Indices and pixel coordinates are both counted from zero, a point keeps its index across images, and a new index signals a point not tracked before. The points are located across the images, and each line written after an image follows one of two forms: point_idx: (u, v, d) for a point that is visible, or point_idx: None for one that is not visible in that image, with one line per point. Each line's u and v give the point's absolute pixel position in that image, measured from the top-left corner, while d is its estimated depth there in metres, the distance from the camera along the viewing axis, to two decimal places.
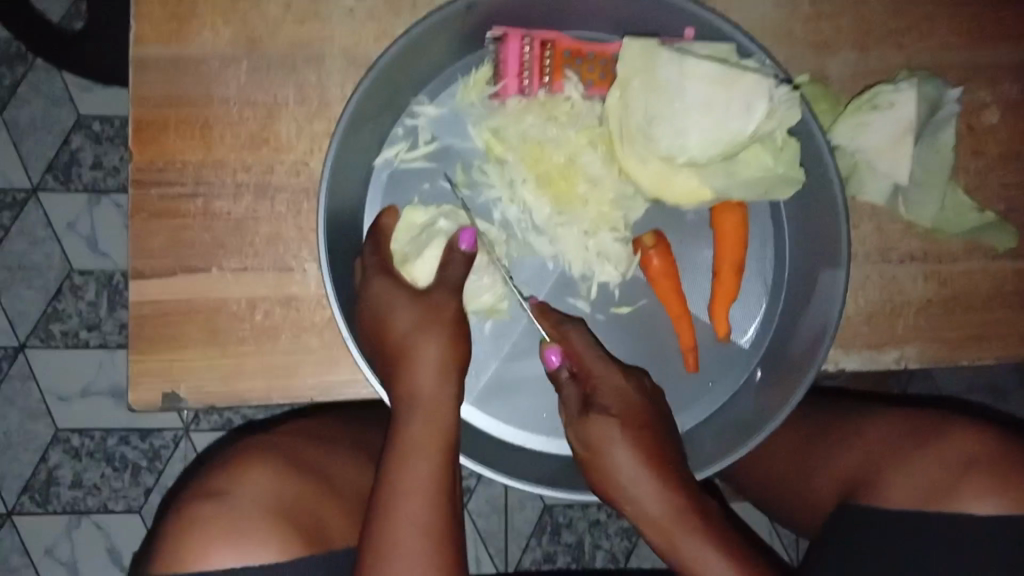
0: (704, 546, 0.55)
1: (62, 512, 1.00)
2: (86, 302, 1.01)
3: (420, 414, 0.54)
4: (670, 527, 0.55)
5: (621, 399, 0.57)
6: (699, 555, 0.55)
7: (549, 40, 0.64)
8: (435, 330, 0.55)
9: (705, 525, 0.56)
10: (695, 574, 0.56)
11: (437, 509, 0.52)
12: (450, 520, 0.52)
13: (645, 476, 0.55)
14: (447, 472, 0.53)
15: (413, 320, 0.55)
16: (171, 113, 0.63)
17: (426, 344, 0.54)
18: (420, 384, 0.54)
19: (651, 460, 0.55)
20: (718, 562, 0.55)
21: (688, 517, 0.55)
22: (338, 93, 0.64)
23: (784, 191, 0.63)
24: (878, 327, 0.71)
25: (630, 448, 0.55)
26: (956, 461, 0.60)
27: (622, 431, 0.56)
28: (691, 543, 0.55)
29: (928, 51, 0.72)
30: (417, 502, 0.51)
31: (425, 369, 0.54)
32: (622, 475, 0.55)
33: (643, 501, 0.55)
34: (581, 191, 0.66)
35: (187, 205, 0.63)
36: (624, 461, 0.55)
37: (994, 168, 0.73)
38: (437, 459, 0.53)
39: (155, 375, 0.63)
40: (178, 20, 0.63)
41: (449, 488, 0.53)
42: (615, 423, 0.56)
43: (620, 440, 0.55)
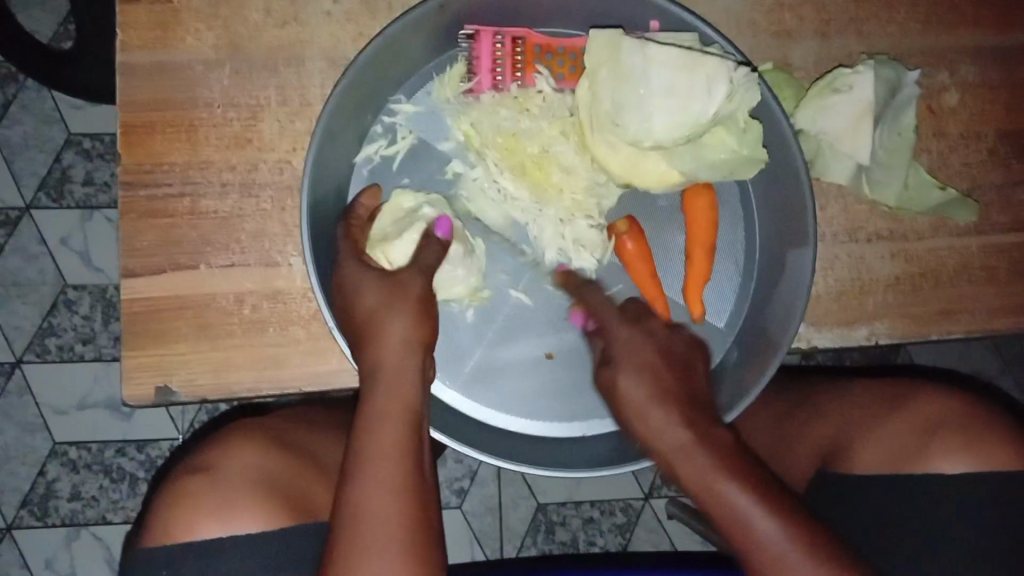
0: (728, 484, 0.53)
1: (61, 524, 1.01)
2: (80, 315, 1.03)
3: (384, 388, 0.54)
4: (678, 460, 0.55)
5: (640, 353, 0.60)
6: (723, 487, 0.53)
7: (520, 37, 0.67)
8: (401, 307, 0.56)
9: (721, 454, 0.54)
10: (725, 515, 0.53)
11: (405, 479, 0.52)
12: (420, 489, 0.53)
13: (658, 407, 0.56)
14: (411, 445, 0.54)
15: (381, 299, 0.56)
16: (156, 117, 0.66)
17: (391, 322, 0.55)
18: (379, 358, 0.55)
19: (662, 393, 0.57)
20: (738, 491, 0.53)
21: (702, 443, 0.54)
22: (318, 93, 0.67)
23: (748, 171, 0.66)
24: (849, 304, 0.73)
25: (639, 381, 0.58)
26: (921, 426, 0.64)
27: (631, 372, 0.58)
28: (707, 469, 0.53)
29: (887, 38, 0.75)
30: (385, 470, 0.52)
31: (388, 341, 0.55)
32: (638, 411, 0.57)
33: (666, 441, 0.55)
34: (556, 180, 0.68)
35: (174, 205, 0.66)
36: (637, 396, 0.57)
37: (956, 148, 0.76)
38: (400, 429, 0.54)
39: (145, 370, 0.65)
40: (162, 28, 0.66)
41: (416, 461, 0.53)
42: (626, 369, 0.59)
43: (631, 378, 0.58)
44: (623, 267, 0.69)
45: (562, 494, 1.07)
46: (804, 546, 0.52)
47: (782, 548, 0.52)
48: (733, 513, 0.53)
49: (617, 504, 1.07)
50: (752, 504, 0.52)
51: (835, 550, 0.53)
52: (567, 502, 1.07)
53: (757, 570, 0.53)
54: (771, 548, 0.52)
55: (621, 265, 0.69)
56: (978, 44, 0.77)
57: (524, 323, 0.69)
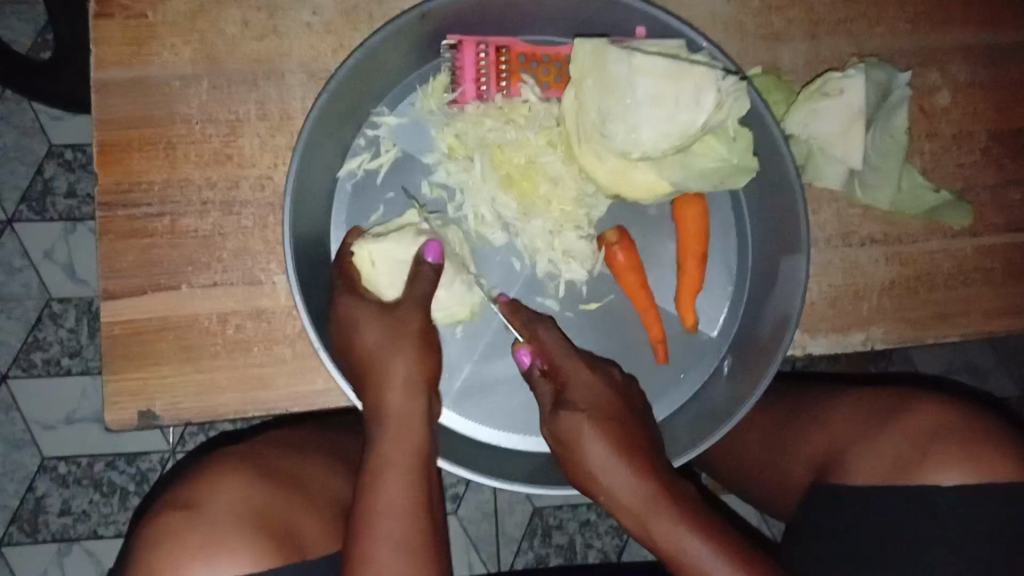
0: (699, 544, 0.55)
1: (51, 540, 1.00)
2: (66, 329, 1.02)
3: (390, 433, 0.56)
4: (641, 511, 0.56)
5: (598, 399, 0.59)
6: (688, 544, 0.55)
7: (504, 46, 0.65)
8: (401, 348, 0.57)
9: (688, 513, 0.56)
10: (686, 565, 0.56)
11: (417, 528, 0.55)
12: (429, 533, 0.55)
13: (620, 465, 0.56)
14: (420, 488, 0.56)
15: (379, 332, 0.58)
16: (133, 134, 0.64)
17: (393, 363, 0.57)
18: (387, 405, 0.57)
19: (627, 452, 0.57)
20: (701, 545, 0.55)
21: (668, 502, 0.56)
22: (298, 107, 0.66)
23: (739, 179, 0.65)
24: (843, 310, 0.72)
25: (601, 437, 0.57)
26: (919, 436, 0.63)
27: (594, 425, 0.57)
28: (677, 528, 0.56)
29: (878, 38, 0.73)
30: (393, 524, 0.54)
31: (395, 383, 0.57)
32: (597, 467, 0.57)
33: (629, 500, 0.56)
34: (543, 191, 0.67)
35: (154, 224, 0.64)
36: (598, 453, 0.57)
37: (949, 149, 0.75)
38: (411, 477, 0.56)
39: (128, 394, 0.63)
40: (137, 43, 0.64)
41: (426, 505, 0.56)
42: (588, 419, 0.57)
43: (592, 432, 0.57)
44: (613, 277, 0.68)
45: (558, 497, 1.06)
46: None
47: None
48: (697, 569, 0.55)
49: None
50: (721, 564, 0.55)
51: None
52: (564, 505, 1.06)
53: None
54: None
55: (612, 275, 0.68)
56: (969, 42, 0.76)
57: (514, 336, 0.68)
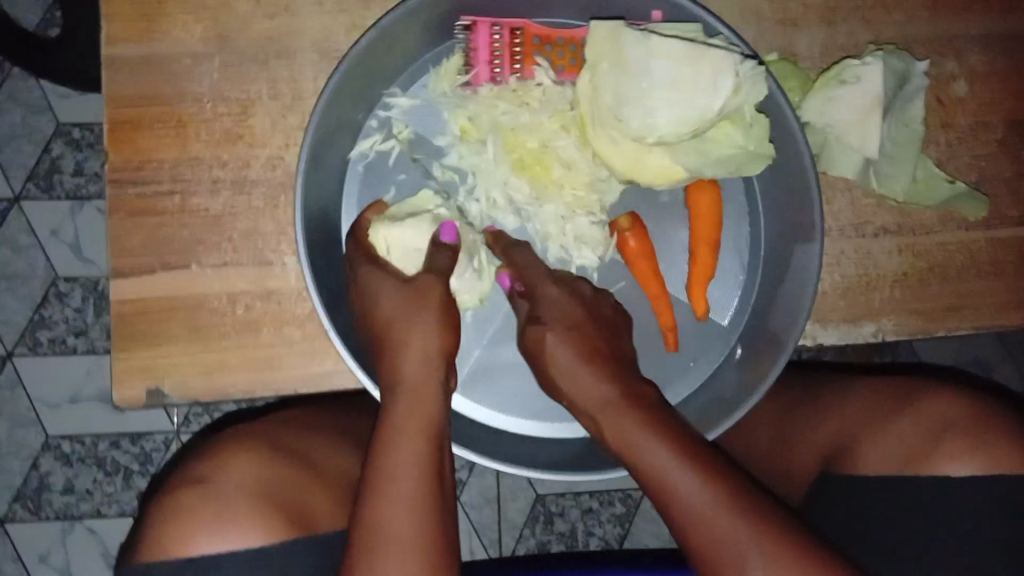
0: (657, 445, 0.52)
1: (55, 519, 1.00)
2: (71, 308, 1.01)
3: (407, 397, 0.55)
4: (605, 416, 0.55)
5: (560, 306, 0.60)
6: (641, 444, 0.52)
7: (518, 27, 0.65)
8: (419, 315, 0.56)
9: (646, 414, 0.54)
10: (648, 476, 0.52)
11: (426, 492, 0.52)
12: (439, 504, 0.52)
13: (583, 367, 0.57)
14: (434, 457, 0.53)
15: (396, 304, 0.57)
16: (144, 112, 0.64)
17: (411, 331, 0.56)
18: (402, 371, 0.55)
19: (589, 356, 0.57)
20: (654, 443, 0.52)
21: (628, 405, 0.54)
22: (311, 87, 0.65)
23: (754, 167, 0.64)
24: (854, 300, 0.72)
25: (564, 340, 0.58)
26: (931, 428, 0.62)
27: (558, 331, 0.58)
28: (632, 427, 0.53)
29: (895, 26, 0.73)
30: (405, 485, 0.52)
31: (411, 353, 0.55)
32: (563, 369, 0.57)
33: (598, 408, 0.55)
34: (556, 175, 0.66)
35: (164, 202, 0.64)
36: (562, 356, 0.57)
37: (965, 140, 0.74)
38: (425, 443, 0.53)
39: (136, 372, 0.63)
40: (149, 19, 0.64)
41: (438, 474, 0.53)
42: (551, 325, 0.59)
43: (556, 334, 0.58)
44: (625, 264, 0.68)
45: (560, 485, 1.06)
46: (734, 505, 0.50)
47: (706, 508, 0.50)
48: (656, 474, 0.52)
49: (616, 494, 1.06)
50: (675, 461, 0.51)
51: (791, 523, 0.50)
52: (566, 493, 1.06)
53: (687, 536, 0.51)
54: (693, 506, 0.50)
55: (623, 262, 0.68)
56: (987, 32, 0.75)
57: None
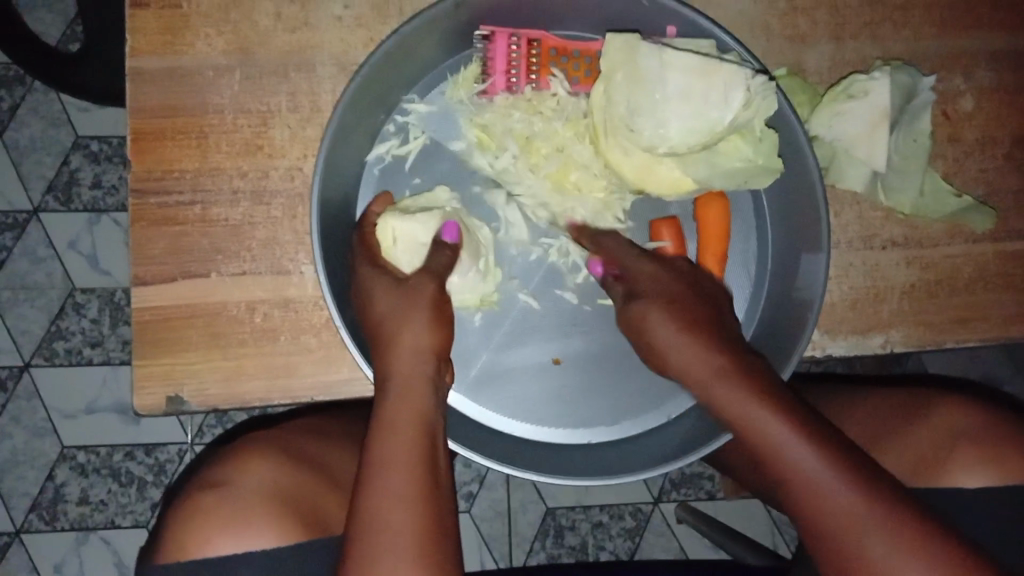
0: (795, 443, 0.48)
1: (69, 529, 1.01)
2: (88, 319, 1.03)
3: (397, 394, 0.55)
4: (713, 385, 0.51)
5: (658, 279, 0.57)
6: (753, 415, 0.49)
7: (535, 39, 0.67)
8: (412, 314, 0.56)
9: (764, 390, 0.50)
10: (757, 443, 0.49)
11: (417, 484, 0.52)
12: (434, 496, 0.52)
13: (677, 339, 0.53)
14: (425, 450, 0.53)
15: (389, 302, 0.57)
16: (166, 123, 0.65)
17: (403, 330, 0.56)
18: (393, 365, 0.55)
19: (691, 322, 0.53)
20: (776, 419, 0.49)
21: (733, 373, 0.51)
22: (328, 100, 0.67)
23: (762, 180, 0.65)
24: (863, 312, 0.73)
25: (664, 314, 0.54)
26: (943, 439, 0.63)
27: (658, 308, 0.54)
28: (754, 412, 0.49)
29: (902, 42, 0.74)
30: (395, 479, 0.51)
31: (399, 349, 0.56)
32: (662, 344, 0.54)
33: (686, 365, 0.52)
34: (573, 179, 0.68)
35: (184, 212, 0.65)
36: (657, 329, 0.54)
37: (972, 154, 0.75)
38: (416, 436, 0.53)
39: (157, 379, 0.64)
40: (172, 33, 0.65)
41: (432, 469, 0.52)
42: (653, 299, 0.55)
43: (655, 313, 0.55)
44: None
45: (571, 498, 1.06)
46: (849, 486, 0.47)
47: (857, 509, 0.46)
48: (767, 445, 0.49)
49: (626, 508, 1.07)
50: (792, 438, 0.48)
51: (886, 492, 0.47)
52: (576, 506, 1.06)
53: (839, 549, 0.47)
54: (829, 497, 0.47)
55: None
56: (994, 48, 0.76)
57: (532, 328, 0.68)
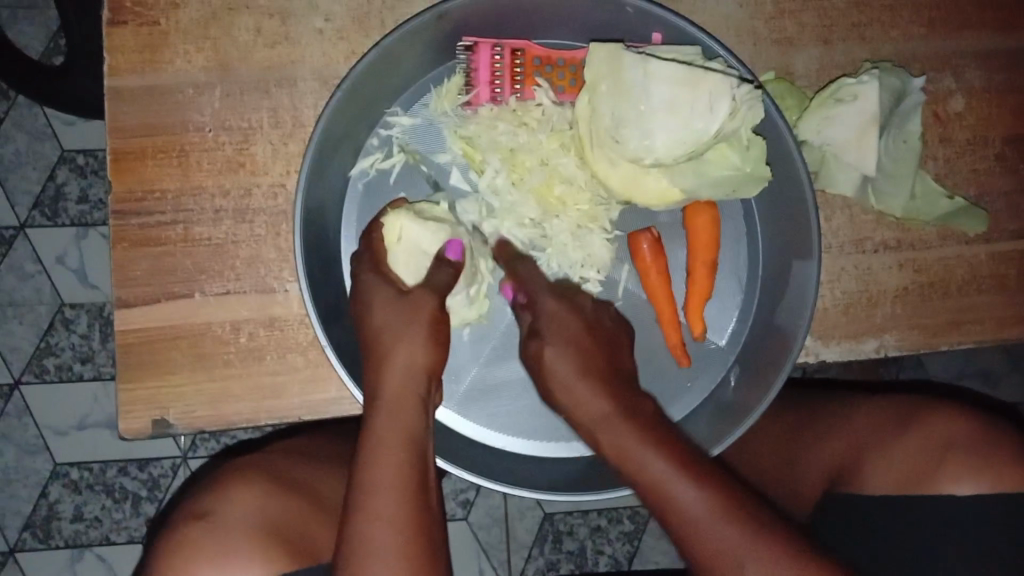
0: (680, 482, 0.52)
1: (64, 546, 1.00)
2: (78, 334, 1.02)
3: (388, 411, 0.55)
4: (604, 427, 0.55)
5: (566, 325, 0.58)
6: (648, 455, 0.53)
7: (520, 48, 0.66)
8: (410, 330, 0.56)
9: (643, 430, 0.54)
10: (643, 482, 0.53)
11: (410, 505, 0.52)
12: (423, 517, 0.53)
13: (577, 382, 0.56)
14: (417, 467, 0.54)
15: (385, 316, 0.57)
16: (146, 142, 0.64)
17: (398, 346, 0.56)
18: (386, 383, 0.56)
19: (588, 369, 0.56)
20: (658, 458, 0.52)
21: (619, 416, 0.54)
22: (311, 115, 0.66)
23: (751, 188, 0.64)
24: (856, 317, 0.72)
25: (564, 355, 0.56)
26: (937, 446, 0.62)
27: (558, 346, 0.57)
28: (635, 448, 0.53)
29: (891, 43, 0.73)
30: (388, 500, 0.52)
31: (393, 368, 0.56)
32: (558, 378, 0.56)
33: (579, 404, 0.56)
34: (558, 193, 0.67)
35: (166, 232, 0.64)
36: (561, 369, 0.56)
37: (963, 155, 0.74)
38: (407, 455, 0.53)
39: (142, 402, 0.63)
40: (150, 51, 0.65)
41: (422, 488, 0.53)
42: (552, 340, 0.57)
43: (554, 351, 0.57)
44: (638, 276, 0.68)
45: (568, 503, 1.06)
46: (732, 520, 0.51)
47: (704, 513, 0.51)
48: (657, 486, 0.52)
49: (623, 512, 1.06)
50: (673, 473, 0.52)
51: (760, 525, 0.51)
52: (573, 511, 1.06)
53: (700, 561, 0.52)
54: (689, 510, 0.51)
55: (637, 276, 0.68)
56: (983, 46, 0.75)
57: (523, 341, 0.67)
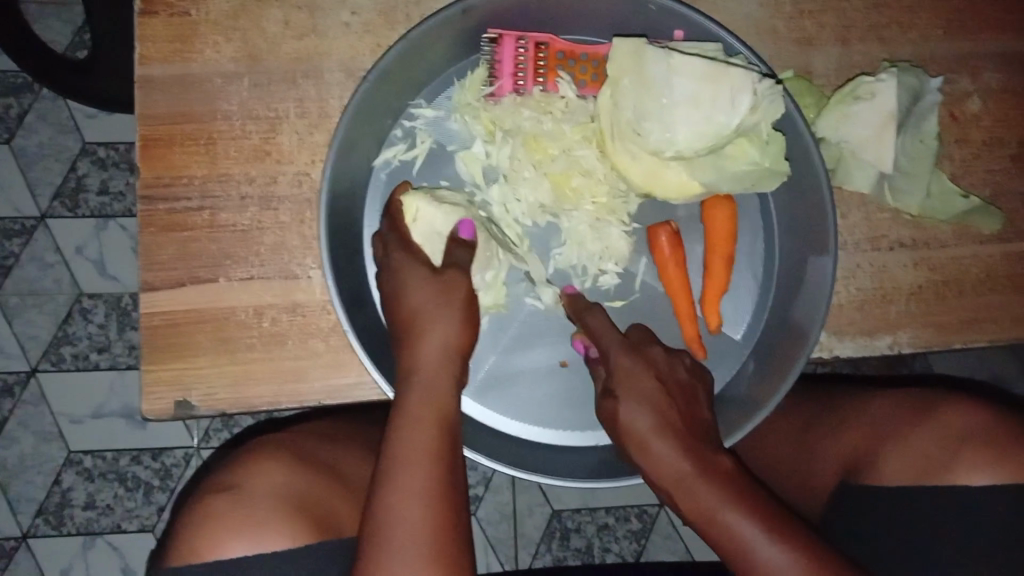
0: (743, 527, 0.53)
1: (76, 533, 1.01)
2: (95, 324, 1.03)
3: (419, 389, 0.57)
4: (682, 489, 0.55)
5: (636, 378, 0.60)
6: (729, 520, 0.53)
7: (543, 41, 0.66)
8: (448, 313, 0.59)
9: (725, 487, 0.54)
10: (720, 538, 0.54)
11: (436, 483, 0.53)
12: (450, 493, 0.54)
13: (657, 441, 0.57)
14: (444, 446, 0.55)
15: (429, 296, 0.59)
16: (174, 129, 0.65)
17: (432, 326, 0.58)
18: (419, 363, 0.58)
19: (664, 424, 0.57)
20: (742, 521, 0.53)
21: (702, 475, 0.55)
22: (336, 105, 0.67)
23: (768, 184, 0.65)
24: (871, 314, 0.73)
25: (639, 410, 0.58)
26: (952, 438, 0.62)
27: (631, 402, 0.59)
28: (711, 501, 0.54)
29: (909, 44, 0.74)
30: (418, 475, 0.53)
31: (427, 350, 0.58)
32: (626, 419, 0.59)
33: (656, 466, 0.57)
34: (575, 184, 0.68)
35: (193, 217, 0.65)
36: (639, 426, 0.58)
37: (979, 156, 0.75)
38: (434, 432, 0.55)
39: (166, 384, 0.64)
40: (180, 40, 0.66)
41: (449, 465, 0.54)
42: (626, 398, 0.59)
43: (631, 410, 0.59)
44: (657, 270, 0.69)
45: (577, 500, 1.06)
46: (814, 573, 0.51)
47: (790, 572, 0.51)
48: (736, 545, 0.53)
49: (632, 511, 1.07)
50: (761, 535, 0.52)
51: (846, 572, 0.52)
52: (582, 509, 1.06)
53: None
54: None
55: (657, 270, 0.69)
56: (1000, 49, 0.76)
57: (541, 331, 0.68)
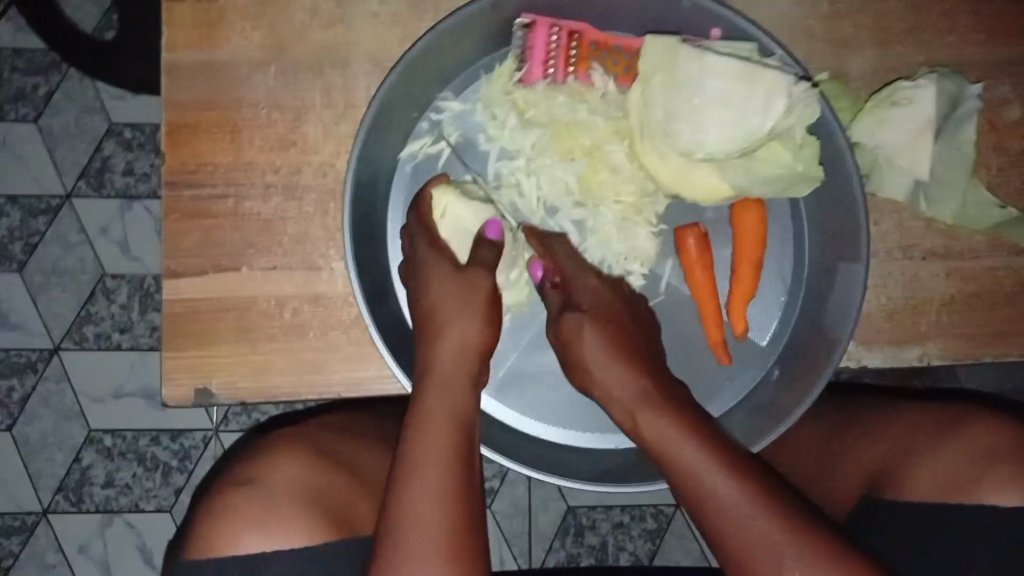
0: (685, 441, 0.53)
1: (95, 511, 1.02)
2: (117, 305, 1.03)
3: (439, 386, 0.56)
4: (637, 411, 0.56)
5: (597, 293, 0.62)
6: (676, 442, 0.53)
7: (576, 31, 0.65)
8: (470, 312, 0.58)
9: (675, 408, 0.55)
10: (655, 447, 0.55)
11: (454, 480, 0.53)
12: (466, 492, 0.53)
13: (609, 364, 0.58)
14: (464, 445, 0.54)
15: (452, 292, 0.59)
16: (200, 116, 0.65)
17: (454, 322, 0.58)
18: (439, 359, 0.57)
19: (618, 348, 0.58)
20: (687, 441, 0.53)
21: (650, 398, 0.56)
22: (363, 96, 0.66)
23: (801, 188, 0.64)
24: (900, 324, 0.71)
25: (597, 332, 0.59)
26: (978, 456, 0.62)
27: (594, 322, 0.60)
28: (660, 421, 0.55)
29: (949, 48, 0.72)
30: (435, 472, 0.53)
31: (447, 348, 0.58)
32: (591, 362, 0.59)
33: (612, 385, 0.57)
34: (603, 179, 0.67)
35: (217, 205, 0.65)
36: (591, 351, 0.59)
37: (1017, 165, 0.73)
38: (453, 430, 0.55)
39: (185, 371, 0.64)
40: (208, 27, 0.65)
41: (467, 465, 0.54)
42: (589, 317, 0.60)
43: (591, 328, 0.59)
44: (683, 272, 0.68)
45: (593, 497, 1.06)
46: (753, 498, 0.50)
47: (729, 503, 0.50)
48: (671, 459, 0.53)
49: (648, 510, 1.06)
50: (703, 460, 0.52)
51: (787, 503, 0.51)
52: (598, 506, 1.06)
53: (700, 507, 0.51)
54: (723, 502, 0.50)
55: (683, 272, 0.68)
56: None
57: None
